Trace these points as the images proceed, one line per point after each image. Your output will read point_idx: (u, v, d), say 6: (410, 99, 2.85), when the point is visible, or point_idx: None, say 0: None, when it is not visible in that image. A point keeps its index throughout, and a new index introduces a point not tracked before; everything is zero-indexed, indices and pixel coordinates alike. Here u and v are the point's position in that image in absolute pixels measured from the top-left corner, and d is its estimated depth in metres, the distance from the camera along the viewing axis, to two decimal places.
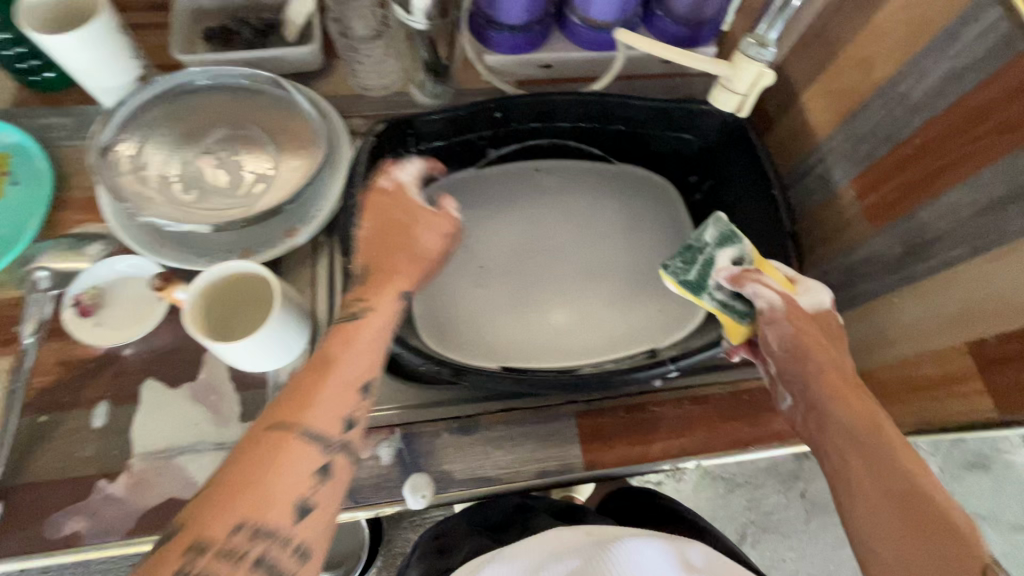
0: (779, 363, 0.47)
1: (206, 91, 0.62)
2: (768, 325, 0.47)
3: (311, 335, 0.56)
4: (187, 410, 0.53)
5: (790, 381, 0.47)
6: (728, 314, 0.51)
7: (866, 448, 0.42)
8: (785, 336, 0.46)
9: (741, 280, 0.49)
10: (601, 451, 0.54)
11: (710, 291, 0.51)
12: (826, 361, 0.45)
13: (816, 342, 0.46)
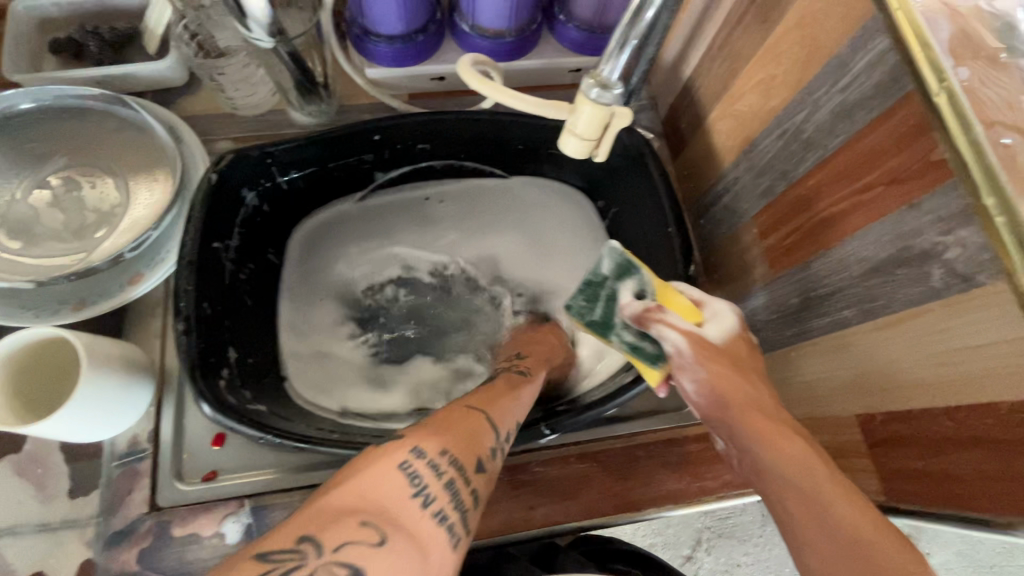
0: (702, 406, 0.41)
1: (40, 116, 0.55)
2: (681, 371, 0.41)
3: (155, 395, 0.51)
4: (10, 486, 0.48)
5: (716, 426, 0.41)
6: (640, 359, 0.44)
7: (807, 493, 0.35)
8: (700, 381, 0.41)
9: (645, 321, 0.42)
10: (476, 521, 0.50)
11: (619, 333, 0.45)
12: (748, 401, 0.40)
13: (729, 379, 0.40)
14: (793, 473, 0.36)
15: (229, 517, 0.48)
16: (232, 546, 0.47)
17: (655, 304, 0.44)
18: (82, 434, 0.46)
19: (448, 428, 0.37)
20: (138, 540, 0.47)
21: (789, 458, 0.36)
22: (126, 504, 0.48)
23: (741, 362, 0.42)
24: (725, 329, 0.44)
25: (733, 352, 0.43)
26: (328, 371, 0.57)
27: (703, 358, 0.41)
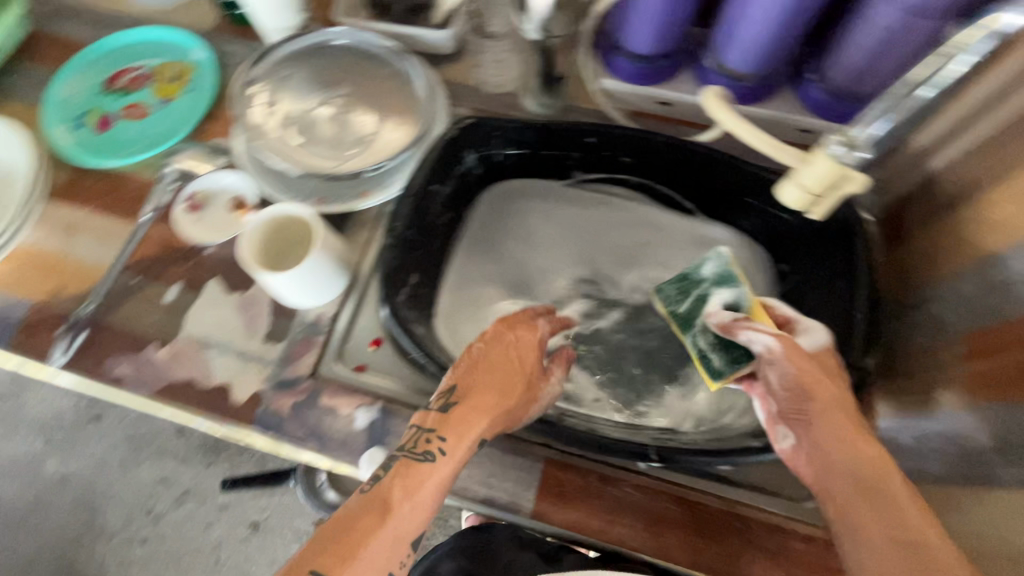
0: (785, 402, 0.46)
1: (346, 52, 0.70)
2: (769, 364, 0.47)
3: (344, 290, 0.61)
4: (229, 314, 0.61)
5: (795, 420, 0.46)
6: (703, 363, 0.54)
7: (872, 492, 0.40)
8: (788, 376, 0.45)
9: (735, 328, 0.50)
10: (555, 508, 0.52)
11: (695, 330, 0.56)
12: (830, 401, 0.44)
13: (818, 381, 0.44)
14: (866, 475, 0.41)
15: (363, 407, 0.56)
16: (357, 431, 0.55)
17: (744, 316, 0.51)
18: (300, 297, 0.58)
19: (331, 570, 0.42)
20: (296, 394, 0.57)
21: (859, 458, 0.42)
22: (296, 363, 0.59)
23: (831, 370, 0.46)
24: (816, 341, 0.47)
25: (823, 362, 0.46)
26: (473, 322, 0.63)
27: (794, 356, 0.45)
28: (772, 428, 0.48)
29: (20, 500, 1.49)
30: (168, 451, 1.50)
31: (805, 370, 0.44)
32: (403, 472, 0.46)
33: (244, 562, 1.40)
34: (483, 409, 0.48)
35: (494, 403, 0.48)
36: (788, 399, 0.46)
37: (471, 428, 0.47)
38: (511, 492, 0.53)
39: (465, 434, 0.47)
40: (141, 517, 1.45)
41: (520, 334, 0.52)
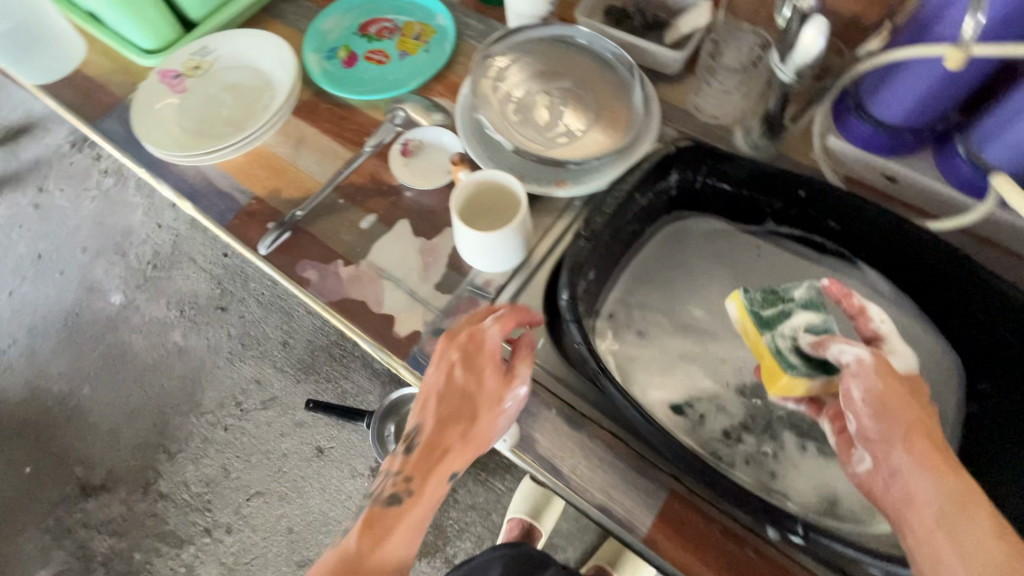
0: (860, 422, 0.41)
1: (578, 50, 0.73)
2: (852, 376, 0.42)
3: (517, 266, 0.64)
4: (410, 255, 0.66)
5: (873, 446, 0.40)
6: (776, 359, 0.48)
7: (955, 525, 0.36)
8: (870, 392, 0.40)
9: (827, 343, 0.45)
10: (671, 543, 0.51)
11: (779, 329, 0.50)
12: (914, 421, 0.39)
13: (905, 400, 0.40)
14: (949, 505, 0.36)
15: None
16: None
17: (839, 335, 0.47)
18: (483, 261, 0.62)
19: None
20: None
21: (949, 489, 0.36)
22: (458, 317, 0.62)
23: (918, 391, 0.41)
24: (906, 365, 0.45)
25: (913, 384, 0.42)
26: (627, 338, 0.63)
27: (883, 371, 0.41)
28: (847, 452, 0.43)
29: (144, 355, 1.70)
30: (270, 357, 1.65)
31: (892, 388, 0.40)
32: (368, 524, 0.48)
33: (300, 480, 1.50)
34: (446, 446, 0.50)
35: (457, 437, 0.50)
36: (873, 420, 0.40)
37: (441, 462, 0.50)
38: (630, 509, 0.52)
39: (431, 468, 0.49)
40: (231, 407, 1.60)
41: (477, 342, 0.52)
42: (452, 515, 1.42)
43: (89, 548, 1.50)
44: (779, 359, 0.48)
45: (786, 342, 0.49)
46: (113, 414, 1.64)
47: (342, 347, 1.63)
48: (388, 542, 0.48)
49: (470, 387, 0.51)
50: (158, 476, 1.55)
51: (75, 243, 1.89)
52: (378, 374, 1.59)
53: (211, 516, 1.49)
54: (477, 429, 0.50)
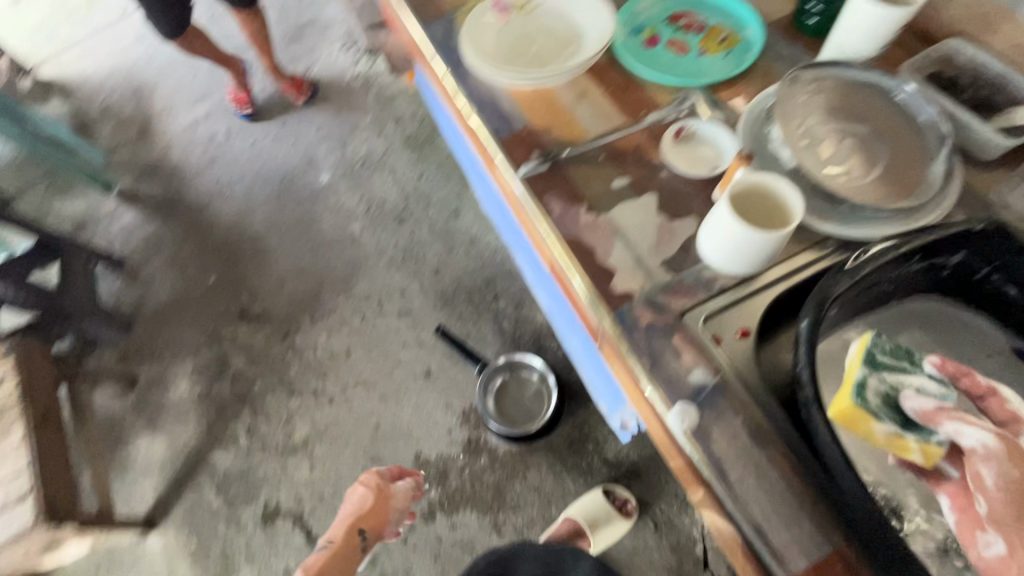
0: (999, 505, 0.52)
1: (889, 102, 0.71)
2: (982, 463, 0.54)
3: (748, 277, 0.64)
4: (648, 225, 0.69)
5: (1006, 525, 0.51)
6: (871, 403, 0.58)
7: None
8: (1005, 478, 0.52)
9: (936, 417, 0.57)
10: None
11: (880, 376, 0.59)
12: None
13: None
14: None
15: (705, 371, 0.59)
16: (688, 382, 0.59)
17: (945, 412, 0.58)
18: (720, 258, 0.63)
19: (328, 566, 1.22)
20: (659, 318, 0.63)
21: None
22: (674, 297, 0.64)
23: None
24: None
25: None
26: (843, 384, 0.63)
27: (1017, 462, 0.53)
28: (980, 534, 0.53)
29: (325, 230, 1.94)
30: (420, 277, 1.79)
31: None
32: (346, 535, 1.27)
33: (402, 390, 1.62)
34: (365, 520, 1.30)
35: (363, 519, 1.30)
36: (1010, 506, 0.51)
37: (355, 526, 1.29)
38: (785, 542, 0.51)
39: (360, 523, 1.29)
40: (373, 303, 1.77)
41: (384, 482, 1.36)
42: (516, 487, 1.45)
43: (226, 360, 1.74)
44: (865, 400, 0.58)
45: (877, 385, 0.58)
46: (285, 267, 1.89)
47: (482, 295, 1.73)
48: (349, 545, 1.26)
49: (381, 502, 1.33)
50: (297, 331, 1.77)
51: (312, 121, 2.20)
52: (502, 333, 1.67)
53: (322, 383, 1.66)
54: (372, 520, 1.31)
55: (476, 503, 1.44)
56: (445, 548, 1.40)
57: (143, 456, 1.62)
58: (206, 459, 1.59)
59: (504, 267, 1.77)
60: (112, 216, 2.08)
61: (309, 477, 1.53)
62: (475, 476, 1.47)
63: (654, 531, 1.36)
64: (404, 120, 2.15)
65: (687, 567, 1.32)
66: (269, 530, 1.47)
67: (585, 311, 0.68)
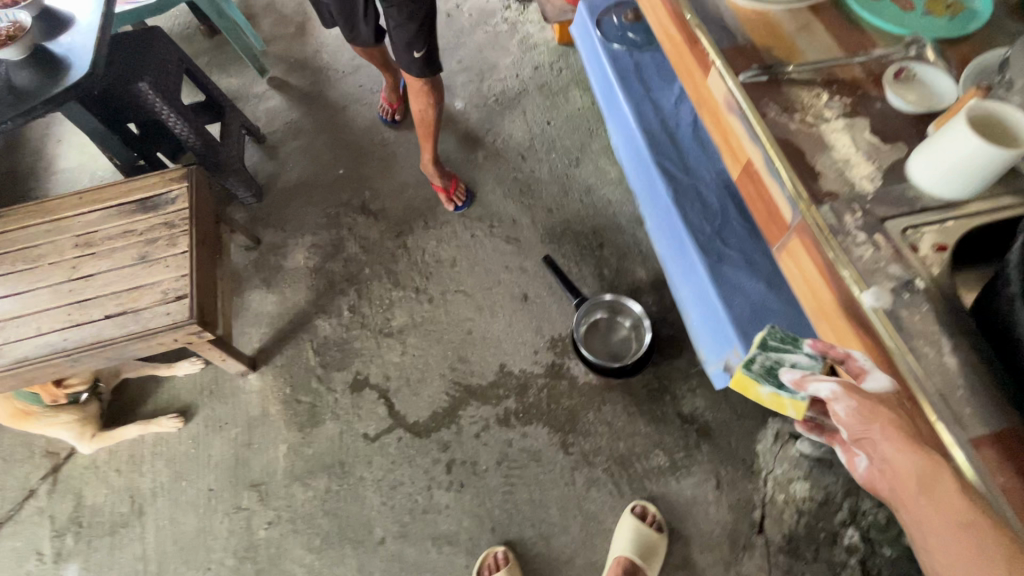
0: (852, 432, 0.58)
1: None
2: (834, 402, 0.60)
3: (953, 201, 0.68)
4: (856, 144, 0.75)
5: (863, 443, 0.57)
6: (752, 376, 0.71)
7: (930, 488, 0.51)
8: (848, 406, 0.58)
9: (802, 381, 0.64)
10: (984, 455, 0.54)
11: (766, 354, 0.73)
12: (888, 422, 0.56)
13: (875, 410, 0.57)
14: (926, 477, 0.51)
15: (901, 267, 0.65)
16: (883, 272, 0.64)
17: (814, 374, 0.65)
18: (938, 181, 0.68)
19: None
20: (860, 217, 0.68)
21: (922, 466, 0.52)
22: (875, 203, 0.70)
23: (892, 404, 0.58)
24: (880, 383, 0.59)
25: (887, 399, 0.58)
26: None
27: (852, 396, 0.59)
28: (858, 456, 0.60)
29: (450, 151, 2.05)
30: (532, 212, 1.88)
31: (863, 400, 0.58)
32: None
33: (498, 306, 1.71)
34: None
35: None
36: (856, 429, 0.58)
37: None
38: (970, 410, 0.56)
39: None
40: (484, 225, 1.87)
41: None
42: (589, 416, 1.52)
43: (341, 244, 1.87)
44: (744, 370, 0.72)
45: (763, 361, 0.72)
46: (408, 176, 2.01)
47: (588, 241, 1.80)
48: None
49: None
50: (410, 233, 1.88)
51: (455, 51, 2.31)
52: (601, 278, 1.73)
53: (425, 283, 1.77)
54: None
55: (549, 420, 1.52)
56: (513, 452, 1.49)
57: (255, 306, 1.77)
58: (310, 323, 1.73)
59: (614, 220, 1.83)
60: (261, 97, 2.25)
61: (399, 360, 1.65)
62: (552, 397, 1.55)
63: (715, 487, 1.40)
64: (542, 69, 2.23)
65: (741, 527, 1.35)
66: (356, 396, 1.60)
67: (782, 204, 0.75)
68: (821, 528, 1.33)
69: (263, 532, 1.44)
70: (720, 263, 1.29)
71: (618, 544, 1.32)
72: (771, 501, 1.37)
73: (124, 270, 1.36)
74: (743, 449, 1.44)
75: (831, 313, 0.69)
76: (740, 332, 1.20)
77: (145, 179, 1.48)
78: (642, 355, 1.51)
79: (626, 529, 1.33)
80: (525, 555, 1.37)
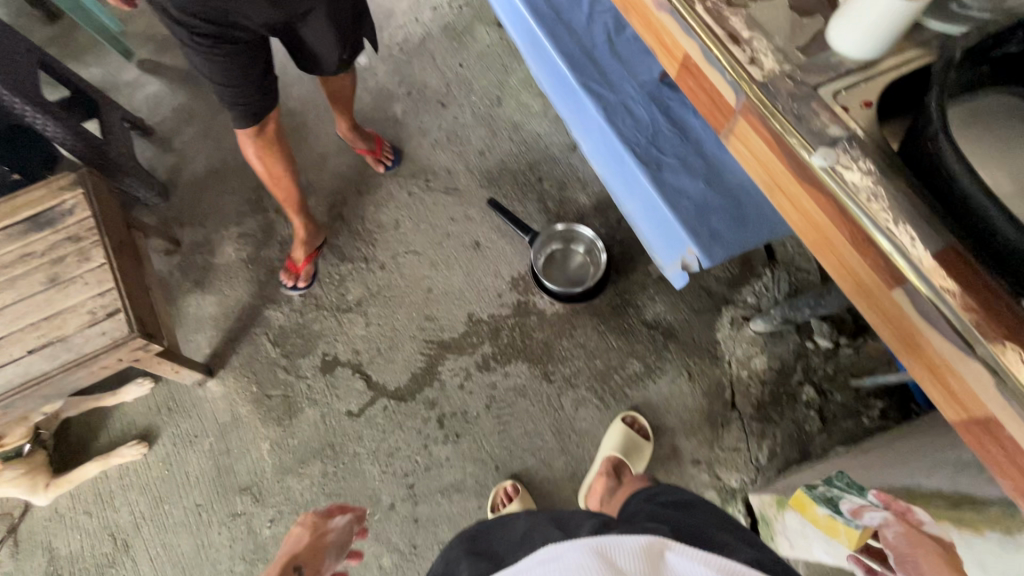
0: (897, 555, 0.71)
1: None
2: (885, 526, 0.74)
3: (872, 60, 0.75)
4: (780, 20, 0.79)
5: (904, 561, 0.70)
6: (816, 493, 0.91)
7: None
8: (895, 530, 0.73)
9: (860, 512, 0.79)
10: (937, 271, 0.62)
11: (830, 487, 0.92)
12: (928, 557, 0.68)
13: (920, 542, 0.70)
14: None
15: (839, 127, 0.71)
16: (826, 134, 0.70)
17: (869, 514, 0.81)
18: (859, 43, 0.73)
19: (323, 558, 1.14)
20: (796, 87, 0.73)
21: None
22: (807, 73, 0.74)
23: (942, 547, 0.69)
24: (934, 528, 0.72)
25: (940, 543, 0.70)
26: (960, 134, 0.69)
27: (903, 526, 0.72)
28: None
29: (366, 110, 1.94)
30: (465, 158, 1.85)
31: (913, 536, 0.71)
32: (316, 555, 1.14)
33: (453, 259, 1.69)
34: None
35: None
36: (898, 551, 0.71)
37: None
38: (912, 230, 0.64)
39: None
40: (420, 180, 1.82)
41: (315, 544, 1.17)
42: (564, 342, 1.58)
43: (273, 228, 1.76)
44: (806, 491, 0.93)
45: (827, 492, 0.91)
46: (327, 144, 1.89)
47: (526, 178, 1.81)
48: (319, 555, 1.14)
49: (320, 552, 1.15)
50: (344, 203, 1.79)
51: None
52: (547, 211, 1.76)
53: (372, 251, 1.72)
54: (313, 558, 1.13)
55: (527, 355, 1.57)
56: (500, 392, 1.52)
57: (194, 311, 1.65)
58: (261, 316, 1.64)
59: (548, 152, 1.84)
60: (135, 85, 1.99)
61: (364, 332, 1.61)
62: (525, 333, 1.59)
63: (688, 379, 1.52)
64: (442, 9, 2.12)
65: (716, 408, 1.48)
66: (329, 377, 1.56)
67: (725, 90, 0.78)
68: (783, 391, 1.48)
69: (267, 531, 1.41)
70: (660, 171, 1.34)
71: (608, 447, 1.41)
72: (737, 379, 1.51)
73: (35, 298, 1.21)
74: (706, 340, 1.56)
75: (789, 187, 0.75)
76: (690, 231, 1.27)
77: (29, 193, 1.29)
78: (601, 276, 1.56)
79: (616, 433, 1.43)
80: (532, 482, 1.44)
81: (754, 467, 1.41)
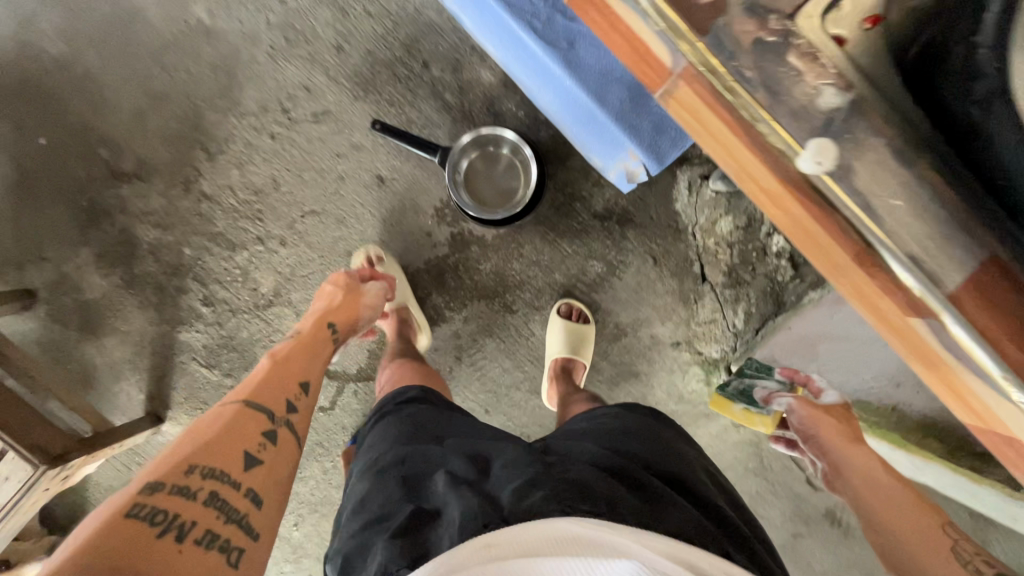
0: (802, 430, 1.06)
1: None
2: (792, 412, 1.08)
3: None
4: None
5: (811, 440, 1.04)
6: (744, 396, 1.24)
7: (871, 485, 0.89)
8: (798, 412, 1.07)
9: (771, 399, 1.17)
10: (973, 304, 0.45)
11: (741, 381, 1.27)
12: (828, 424, 1.02)
13: (825, 415, 1.03)
14: (867, 480, 0.90)
15: (835, 86, 0.45)
16: (816, 109, 0.45)
17: (785, 391, 1.13)
18: None
19: (357, 309, 1.20)
20: (767, 28, 0.45)
21: (857, 456, 0.95)
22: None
23: (843, 415, 1.03)
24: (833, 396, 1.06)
25: (837, 411, 1.04)
26: None
27: (806, 408, 1.06)
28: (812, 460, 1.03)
29: (160, 27, 1.37)
30: (321, 63, 1.38)
31: (815, 414, 1.04)
32: (352, 308, 1.19)
33: (360, 207, 1.40)
34: (207, 452, 0.75)
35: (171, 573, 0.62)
36: (799, 425, 1.06)
37: (106, 547, 0.61)
38: (940, 247, 0.45)
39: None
40: (277, 113, 1.38)
41: (343, 283, 1.21)
42: (516, 266, 1.41)
43: (131, 235, 1.40)
44: (723, 393, 1.33)
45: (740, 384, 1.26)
46: (132, 95, 1.39)
47: (408, 66, 1.38)
48: (354, 306, 1.19)
49: (357, 305, 1.20)
50: (198, 176, 1.40)
51: None
52: (448, 108, 1.39)
53: (262, 226, 1.41)
54: (341, 316, 1.16)
55: (481, 292, 1.41)
56: (466, 340, 1.42)
57: (101, 360, 1.42)
58: (177, 342, 1.42)
59: (424, 19, 1.37)
60: None
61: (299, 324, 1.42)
62: (471, 269, 1.41)
63: (654, 265, 1.41)
64: None
65: (688, 285, 1.41)
66: None
67: (654, 45, 0.49)
68: (752, 248, 1.37)
69: (296, 532, 1.47)
70: (574, 51, 1.00)
71: (554, 348, 1.36)
72: (704, 248, 1.40)
73: None
74: (666, 215, 1.40)
75: (754, 182, 0.50)
76: (628, 128, 1.01)
77: None
78: (539, 184, 1.31)
79: (557, 330, 1.37)
80: (524, 413, 1.44)
81: (732, 334, 1.39)
